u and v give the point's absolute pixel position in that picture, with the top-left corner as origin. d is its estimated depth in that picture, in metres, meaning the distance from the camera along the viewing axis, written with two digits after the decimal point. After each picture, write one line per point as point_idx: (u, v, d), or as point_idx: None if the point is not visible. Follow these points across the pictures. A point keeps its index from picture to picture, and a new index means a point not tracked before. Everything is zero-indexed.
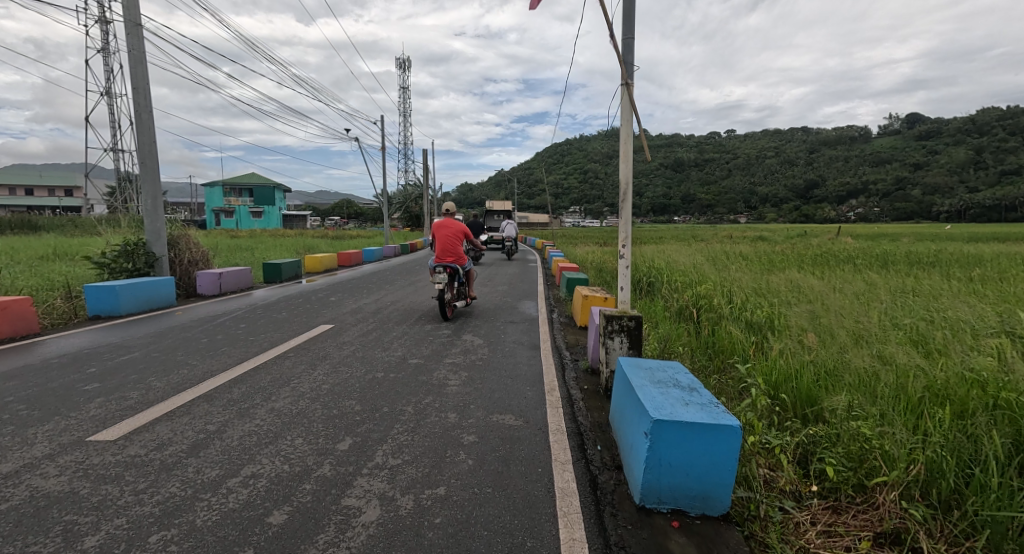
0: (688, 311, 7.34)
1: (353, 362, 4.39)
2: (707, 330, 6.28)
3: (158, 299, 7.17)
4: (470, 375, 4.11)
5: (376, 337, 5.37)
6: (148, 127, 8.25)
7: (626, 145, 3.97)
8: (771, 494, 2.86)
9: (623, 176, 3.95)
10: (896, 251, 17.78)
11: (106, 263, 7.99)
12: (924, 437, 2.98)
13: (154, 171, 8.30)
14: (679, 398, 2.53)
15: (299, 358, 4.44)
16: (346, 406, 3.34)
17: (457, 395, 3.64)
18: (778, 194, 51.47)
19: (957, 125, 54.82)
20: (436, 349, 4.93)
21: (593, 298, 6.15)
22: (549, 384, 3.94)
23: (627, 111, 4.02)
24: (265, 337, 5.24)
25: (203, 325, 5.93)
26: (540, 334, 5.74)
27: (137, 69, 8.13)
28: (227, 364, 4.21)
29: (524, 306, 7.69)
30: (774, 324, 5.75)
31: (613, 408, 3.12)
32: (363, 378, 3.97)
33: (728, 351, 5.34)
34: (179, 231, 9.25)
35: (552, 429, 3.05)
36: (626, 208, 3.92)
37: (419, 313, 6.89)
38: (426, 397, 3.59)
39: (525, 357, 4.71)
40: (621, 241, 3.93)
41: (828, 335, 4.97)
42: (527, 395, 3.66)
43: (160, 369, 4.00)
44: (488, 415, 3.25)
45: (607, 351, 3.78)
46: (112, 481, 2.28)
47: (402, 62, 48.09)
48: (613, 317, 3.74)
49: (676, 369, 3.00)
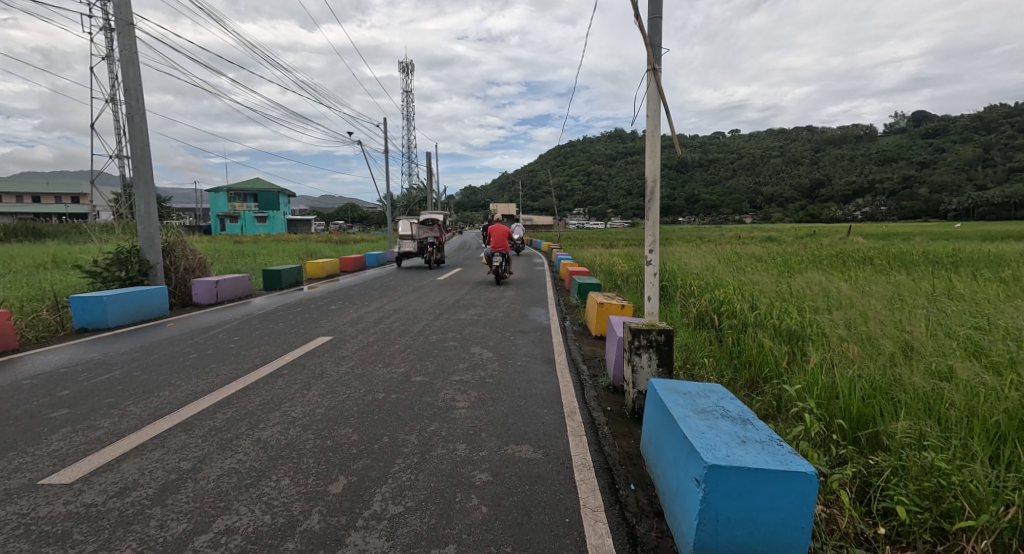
0: (709, 319, 6.91)
1: (352, 381, 4.01)
2: (732, 339, 5.86)
3: (149, 309, 6.82)
4: (480, 396, 3.71)
5: (377, 351, 4.98)
6: (140, 129, 7.92)
7: (653, 138, 3.59)
8: (835, 540, 2.45)
9: (650, 173, 3.56)
10: (911, 251, 17.24)
11: (98, 271, 7.66)
12: (1012, 474, 2.57)
13: (147, 174, 7.97)
14: (732, 434, 2.16)
15: (293, 377, 4.04)
16: (341, 435, 2.96)
17: (467, 421, 3.23)
18: (786, 194, 50.62)
19: (965, 122, 54.10)
20: (442, 364, 4.53)
21: (610, 306, 5.73)
22: (570, 406, 3.54)
23: (654, 100, 3.64)
24: (259, 352, 4.87)
25: (194, 338, 5.56)
26: (554, 346, 5.33)
27: (129, 69, 7.83)
28: (214, 383, 3.83)
29: (534, 314, 7.28)
30: (807, 331, 5.36)
31: (646, 437, 2.74)
32: (362, 400, 3.59)
33: (758, 362, 4.94)
34: (175, 237, 8.91)
35: (577, 464, 2.66)
36: (654, 208, 3.53)
37: (425, 322, 6.49)
38: (431, 423, 3.19)
39: (539, 373, 4.31)
40: (649, 245, 3.55)
41: (870, 343, 4.59)
42: (545, 420, 3.26)
43: (140, 390, 3.63)
44: (502, 445, 2.86)
45: (634, 369, 3.37)
46: (56, 541, 1.89)
47: (405, 67, 48.12)
48: (640, 331, 3.34)
49: (720, 394, 2.65)
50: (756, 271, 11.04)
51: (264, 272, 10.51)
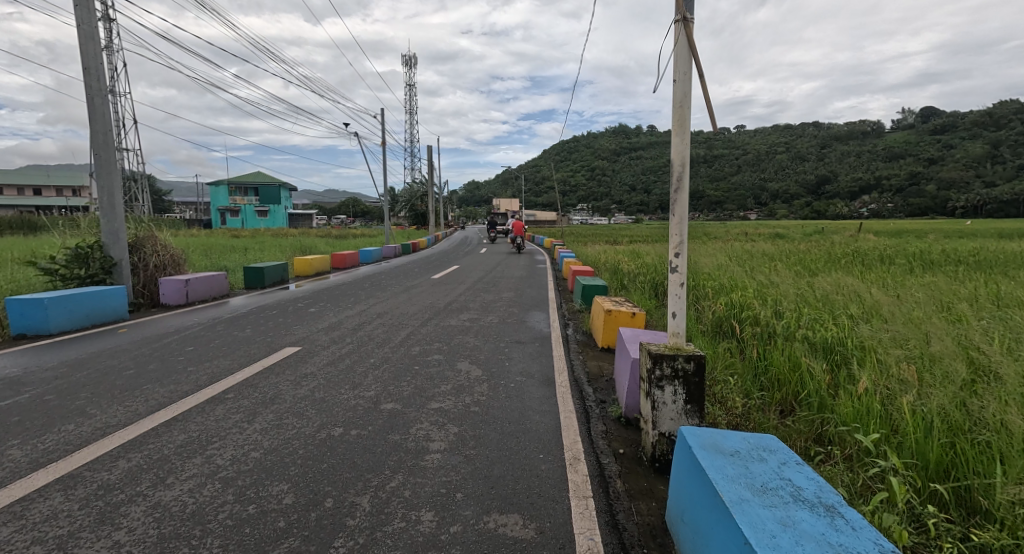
0: (728, 327, 6.20)
1: (307, 410, 3.29)
2: (757, 351, 5.12)
3: (104, 312, 6.14)
4: (460, 433, 3.00)
5: (347, 368, 4.26)
6: (100, 112, 7.18)
7: (682, 108, 2.83)
8: None
9: (677, 154, 2.83)
10: (929, 248, 16.33)
11: (55, 269, 7.01)
12: None
13: (110, 162, 7.25)
14: (819, 538, 1.42)
15: (237, 403, 3.35)
16: (270, 498, 2.24)
17: (440, 474, 2.50)
18: (792, 190, 49.46)
19: (975, 117, 52.77)
20: (420, 387, 3.81)
21: (619, 315, 5.00)
22: (573, 451, 2.81)
23: (684, 58, 2.86)
24: (210, 367, 4.17)
25: (140, 348, 4.84)
26: (554, 361, 4.61)
27: (86, 47, 7.09)
28: (137, 412, 3.13)
29: (533, 320, 6.52)
30: (849, 346, 4.62)
31: (675, 508, 2.04)
32: (312, 438, 2.88)
33: (793, 383, 4.23)
34: (144, 233, 8.24)
35: (582, 551, 1.94)
36: (681, 199, 2.79)
37: (409, 330, 5.74)
38: (393, 477, 2.46)
39: (535, 399, 3.59)
40: (674, 248, 2.81)
41: (929, 363, 3.84)
42: (539, 475, 2.52)
43: (25, 429, 2.85)
44: (481, 516, 2.14)
45: (654, 407, 2.64)
46: None
47: (408, 59, 47.20)
48: (663, 358, 2.61)
49: (783, 456, 1.94)
50: (774, 271, 10.28)
51: (246, 269, 9.83)
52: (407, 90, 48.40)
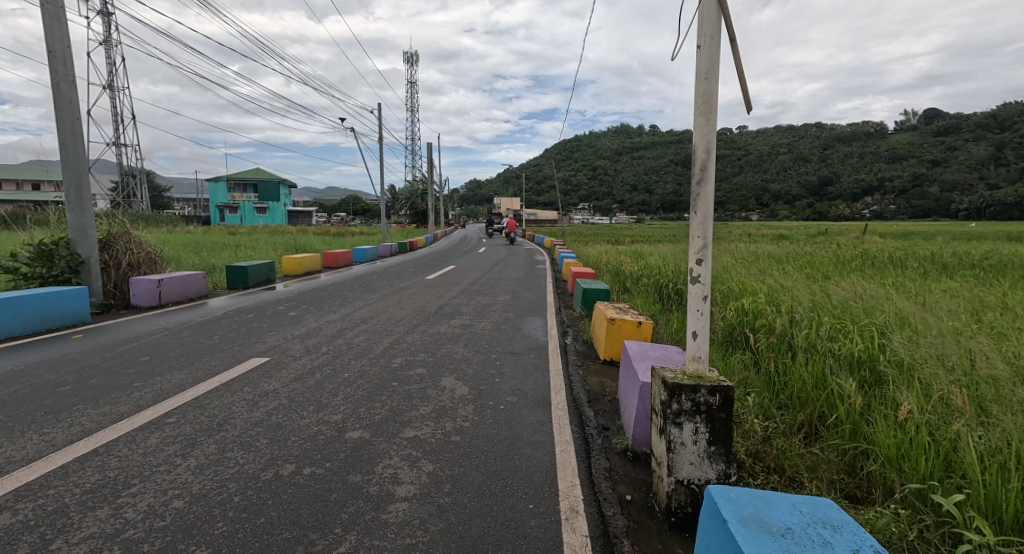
0: (740, 337, 5.69)
1: (258, 441, 2.78)
2: (775, 366, 4.60)
3: (61, 315, 5.64)
4: (436, 472, 2.50)
5: (315, 384, 3.75)
6: (67, 98, 6.69)
7: (707, 81, 2.33)
8: None
9: (701, 137, 2.34)
10: (939, 252, 15.72)
11: (17, 267, 6.52)
12: None
13: (79, 153, 6.77)
14: None
15: (178, 431, 2.84)
16: None
17: (402, 532, 2.01)
18: (795, 190, 47.24)
19: (981, 118, 52.12)
20: (396, 409, 3.30)
21: (623, 324, 4.48)
22: (569, 499, 2.30)
23: (711, 17, 2.33)
24: (161, 381, 3.68)
25: (90, 357, 4.35)
26: (551, 376, 4.11)
27: (52, 27, 6.57)
28: (51, 443, 2.63)
29: (530, 327, 6.00)
30: (882, 364, 4.11)
31: None
32: (254, 480, 2.37)
33: (819, 404, 3.73)
34: (118, 229, 7.76)
35: None
36: (705, 193, 2.29)
37: (393, 339, 5.23)
38: (344, 538, 1.97)
39: (529, 427, 3.08)
40: (696, 254, 2.30)
41: (982, 385, 3.34)
42: (526, 536, 2.01)
43: None
44: None
45: (670, 448, 2.14)
46: None
47: (408, 57, 46.73)
48: (682, 388, 2.11)
49: (852, 541, 1.42)
50: (785, 275, 9.74)
51: (229, 268, 9.33)
52: (408, 87, 47.99)
